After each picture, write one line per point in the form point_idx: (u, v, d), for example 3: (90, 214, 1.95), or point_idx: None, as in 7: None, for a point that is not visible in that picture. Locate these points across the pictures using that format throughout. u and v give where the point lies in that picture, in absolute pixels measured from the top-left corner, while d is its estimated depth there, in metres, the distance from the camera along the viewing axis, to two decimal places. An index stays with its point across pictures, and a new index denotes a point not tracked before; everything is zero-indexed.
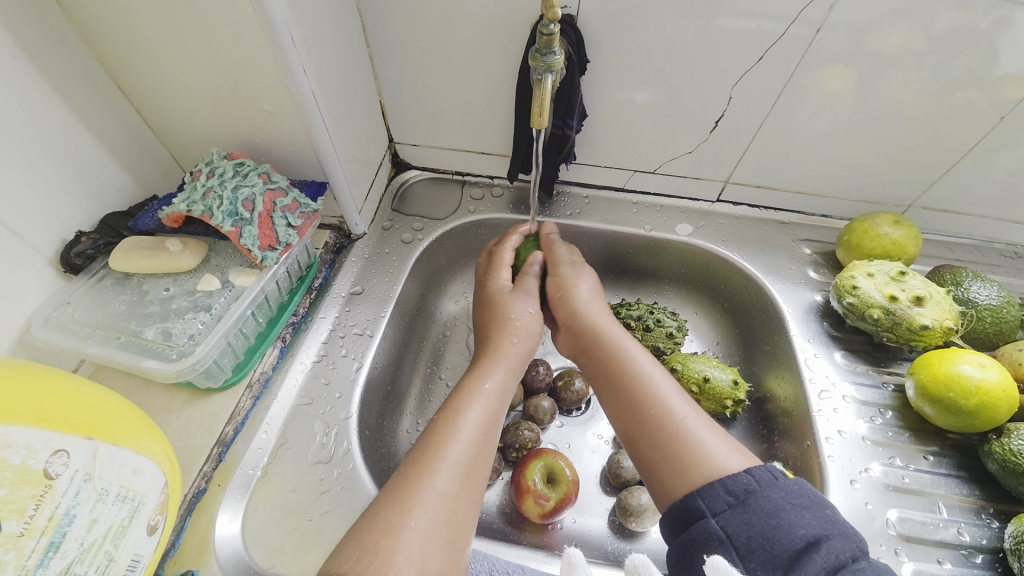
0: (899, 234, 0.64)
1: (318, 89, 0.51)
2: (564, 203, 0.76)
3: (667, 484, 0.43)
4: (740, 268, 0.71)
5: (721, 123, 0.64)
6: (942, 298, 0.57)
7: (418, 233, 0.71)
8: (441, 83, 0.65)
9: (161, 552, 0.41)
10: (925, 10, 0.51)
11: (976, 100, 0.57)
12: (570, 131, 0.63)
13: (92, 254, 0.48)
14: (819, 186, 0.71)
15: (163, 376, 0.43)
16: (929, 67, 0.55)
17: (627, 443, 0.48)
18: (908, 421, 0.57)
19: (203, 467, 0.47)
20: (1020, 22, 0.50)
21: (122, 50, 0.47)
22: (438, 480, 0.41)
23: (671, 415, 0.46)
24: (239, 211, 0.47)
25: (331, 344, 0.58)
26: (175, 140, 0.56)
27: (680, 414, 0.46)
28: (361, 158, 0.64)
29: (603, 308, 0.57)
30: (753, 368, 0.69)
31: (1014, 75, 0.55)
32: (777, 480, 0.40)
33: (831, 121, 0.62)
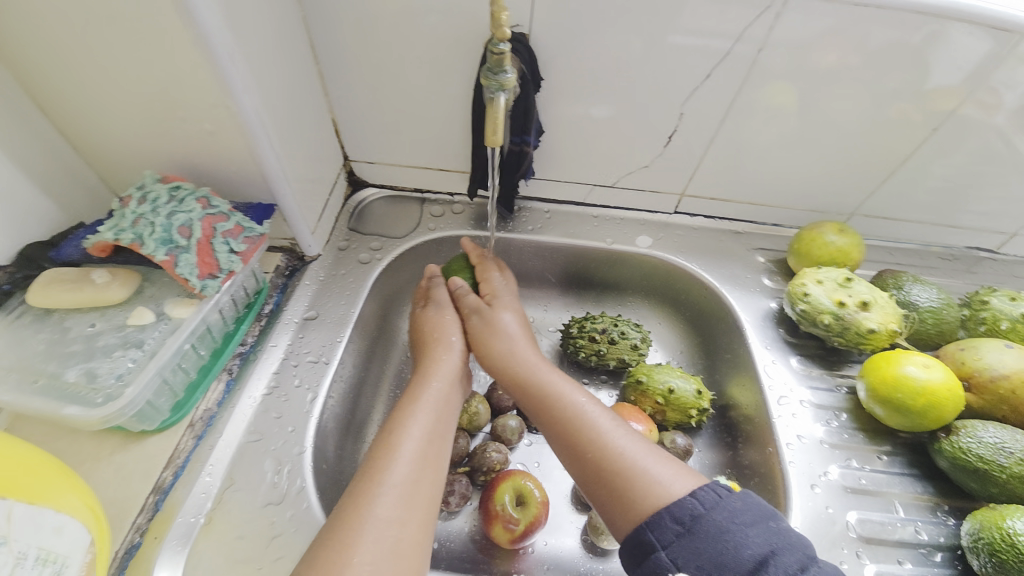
0: (844, 241, 0.67)
1: (263, 107, 0.49)
2: (526, 218, 0.76)
3: (618, 515, 0.43)
4: (698, 278, 0.72)
5: (675, 137, 0.66)
6: (886, 302, 0.60)
7: (376, 252, 0.69)
8: (395, 100, 0.63)
9: None
10: (857, 30, 0.54)
11: (907, 113, 0.61)
12: (527, 147, 0.63)
13: (9, 290, 0.44)
14: (770, 196, 0.73)
15: (87, 423, 0.39)
16: (866, 79, 0.58)
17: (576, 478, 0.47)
18: (862, 423, 0.59)
19: (137, 519, 0.43)
20: (952, 36, 0.54)
21: (41, 67, 0.44)
22: (381, 507, 0.39)
23: (612, 445, 0.46)
24: (174, 238, 0.44)
25: (283, 374, 0.55)
26: (106, 164, 0.52)
27: (621, 443, 0.46)
28: (312, 177, 0.62)
29: (532, 342, 0.57)
30: (715, 376, 0.70)
31: (946, 87, 0.58)
32: (720, 500, 0.40)
33: (777, 133, 0.65)
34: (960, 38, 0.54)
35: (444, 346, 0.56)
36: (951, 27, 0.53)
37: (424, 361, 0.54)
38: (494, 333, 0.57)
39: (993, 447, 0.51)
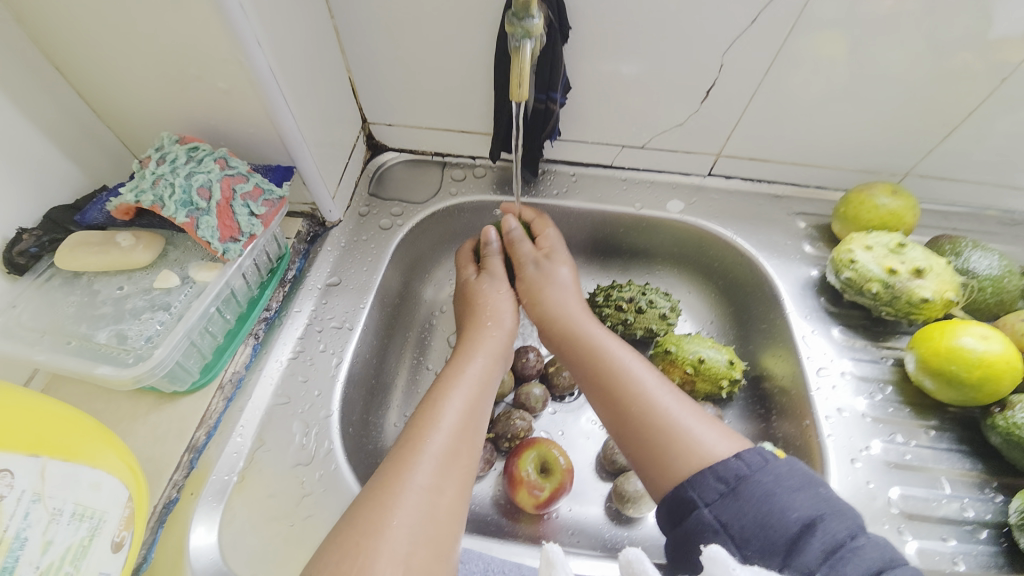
0: (897, 203, 0.61)
1: (276, 64, 0.47)
2: (550, 181, 0.73)
3: (656, 476, 0.42)
4: (734, 245, 0.68)
5: (712, 93, 0.61)
6: (943, 269, 0.55)
7: (398, 218, 0.68)
8: (413, 56, 0.60)
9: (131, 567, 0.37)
10: None
11: (976, 61, 0.54)
12: (554, 105, 0.60)
13: (37, 253, 0.44)
14: (814, 157, 0.68)
15: (120, 382, 0.40)
16: (929, 26, 0.52)
17: (614, 438, 0.46)
18: (908, 396, 0.56)
19: (174, 475, 0.44)
20: None
21: (53, 23, 0.42)
22: (420, 474, 0.38)
23: (655, 406, 0.44)
24: (194, 199, 0.43)
25: (308, 339, 0.55)
26: (125, 127, 0.52)
27: (664, 404, 0.44)
28: (330, 140, 0.60)
29: (578, 298, 0.56)
30: (749, 347, 0.67)
31: (1008, 39, 0.52)
32: (768, 462, 0.38)
33: (825, 88, 0.59)
34: None
35: (484, 308, 0.55)
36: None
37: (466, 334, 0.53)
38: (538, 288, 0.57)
39: None
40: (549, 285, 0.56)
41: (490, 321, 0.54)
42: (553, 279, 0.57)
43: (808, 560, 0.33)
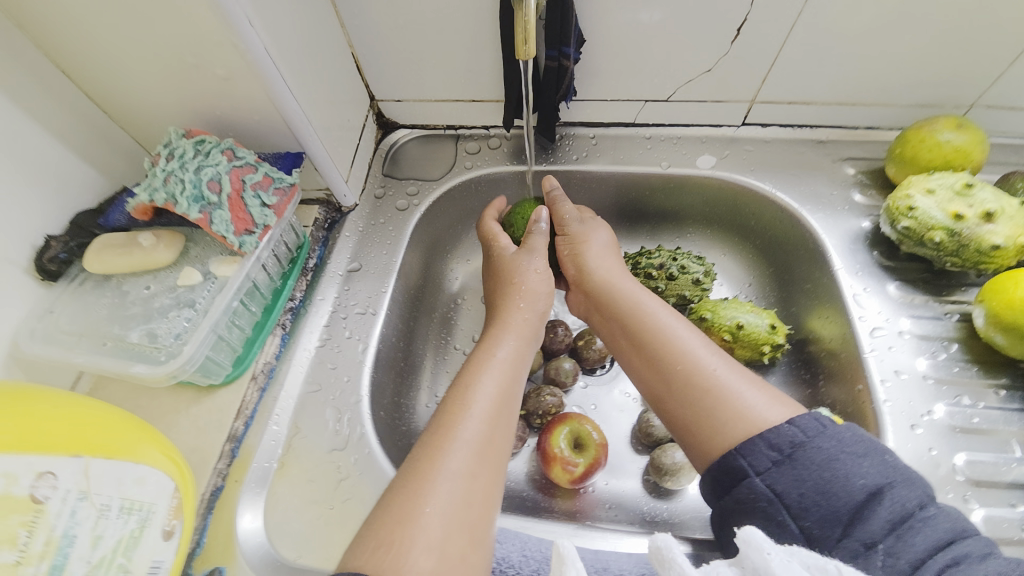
0: (962, 138, 0.54)
1: (272, 43, 0.45)
2: (569, 146, 0.68)
3: (701, 442, 0.38)
4: (773, 200, 0.63)
5: (744, 30, 0.54)
6: (1016, 211, 0.49)
7: (413, 198, 0.66)
8: (414, 23, 0.57)
9: (185, 552, 0.39)
10: None
11: None
12: (567, 62, 0.55)
13: (66, 258, 0.45)
14: (862, 94, 0.61)
15: (155, 380, 0.41)
16: None
17: (652, 406, 0.43)
18: (975, 354, 0.51)
19: (218, 464, 0.46)
20: None
21: (51, 23, 0.42)
22: (454, 461, 0.37)
23: (699, 369, 0.40)
24: (204, 194, 0.43)
25: (334, 327, 0.55)
26: (137, 125, 0.52)
27: (709, 366, 0.40)
28: (338, 121, 0.58)
29: (614, 264, 0.53)
30: (792, 309, 0.63)
31: None
32: (827, 427, 0.35)
33: (876, 12, 0.52)
34: None
35: (518, 283, 0.52)
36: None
37: (500, 313, 0.50)
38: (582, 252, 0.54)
39: None
40: (585, 247, 0.54)
41: (525, 305, 0.51)
42: (586, 247, 0.54)
43: (873, 531, 0.31)
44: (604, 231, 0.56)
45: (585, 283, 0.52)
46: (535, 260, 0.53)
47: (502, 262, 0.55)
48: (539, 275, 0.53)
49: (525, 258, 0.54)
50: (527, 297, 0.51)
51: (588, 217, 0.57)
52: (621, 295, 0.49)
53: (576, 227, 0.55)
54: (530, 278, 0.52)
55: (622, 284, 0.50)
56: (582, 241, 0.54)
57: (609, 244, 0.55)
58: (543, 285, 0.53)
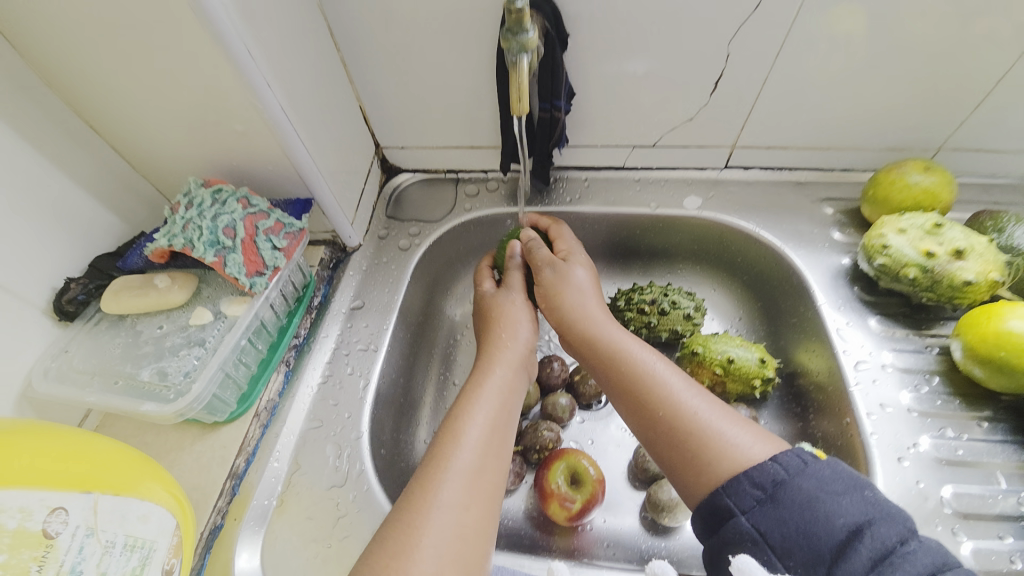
0: (930, 181, 0.58)
1: (287, 102, 0.49)
2: (563, 189, 0.72)
3: (690, 481, 0.39)
4: (756, 238, 0.66)
5: (721, 84, 0.59)
6: (985, 248, 0.52)
7: (415, 238, 0.69)
8: (418, 79, 0.62)
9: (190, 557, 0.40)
10: None
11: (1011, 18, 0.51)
12: (559, 113, 0.60)
13: (84, 299, 0.47)
14: (836, 140, 0.65)
15: (162, 418, 0.42)
16: None
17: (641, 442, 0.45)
18: (958, 387, 0.53)
19: (217, 502, 0.46)
20: None
21: (85, 87, 0.46)
22: (446, 493, 0.39)
23: (683, 411, 0.42)
24: (220, 239, 0.45)
25: (336, 363, 0.57)
26: (158, 175, 0.55)
27: (692, 409, 0.42)
28: (346, 168, 0.62)
29: (591, 298, 0.53)
30: (780, 342, 0.65)
31: None
32: (810, 464, 0.36)
33: (843, 65, 0.56)
34: None
35: (504, 328, 0.53)
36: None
37: (488, 346, 0.52)
38: (564, 284, 0.53)
39: None
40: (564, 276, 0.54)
41: (510, 344, 0.52)
42: (565, 288, 0.53)
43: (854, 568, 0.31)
44: (584, 262, 0.56)
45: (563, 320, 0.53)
46: (518, 297, 0.55)
47: (492, 301, 0.56)
48: (518, 306, 0.55)
49: (505, 294, 0.56)
50: (510, 331, 0.53)
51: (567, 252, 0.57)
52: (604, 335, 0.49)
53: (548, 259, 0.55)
54: (510, 310, 0.54)
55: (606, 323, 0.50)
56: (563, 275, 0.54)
57: (586, 275, 0.55)
58: (525, 317, 0.54)
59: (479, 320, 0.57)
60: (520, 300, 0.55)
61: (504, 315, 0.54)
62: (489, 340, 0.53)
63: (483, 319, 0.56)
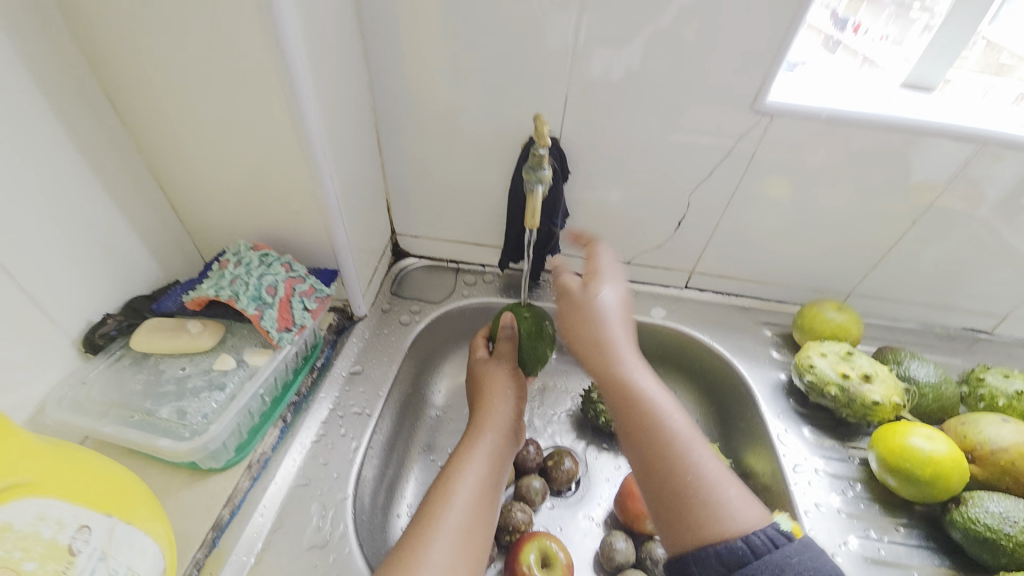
0: (843, 318, 0.73)
1: (341, 192, 0.59)
2: (550, 289, 0.83)
3: (680, 536, 0.44)
4: (710, 349, 0.78)
5: (683, 222, 0.75)
6: (887, 375, 0.65)
7: (416, 315, 0.76)
8: (442, 186, 0.74)
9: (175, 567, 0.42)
10: (844, 131, 0.63)
11: (902, 200, 0.69)
12: (555, 228, 0.73)
13: (114, 335, 0.52)
14: (772, 276, 0.81)
15: (176, 454, 0.46)
16: (850, 177, 0.67)
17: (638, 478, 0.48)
18: (877, 494, 0.62)
19: (196, 553, 0.47)
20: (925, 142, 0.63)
21: (171, 159, 0.55)
22: (435, 553, 0.42)
23: (691, 469, 0.46)
24: (262, 295, 0.53)
25: (331, 424, 0.60)
26: (203, 234, 0.62)
27: (700, 468, 0.46)
28: (368, 248, 0.71)
29: (624, 327, 0.54)
30: (731, 444, 0.73)
31: (926, 181, 0.66)
32: (777, 549, 0.40)
33: (776, 221, 0.73)
34: (935, 145, 0.63)
35: (494, 397, 0.58)
36: (931, 134, 0.61)
37: (479, 413, 0.57)
38: (592, 312, 0.55)
39: (999, 516, 0.53)
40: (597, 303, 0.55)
41: (500, 411, 0.57)
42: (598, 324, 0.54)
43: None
44: (618, 289, 0.57)
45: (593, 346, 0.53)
46: (507, 365, 0.61)
47: (485, 371, 0.61)
48: (510, 377, 0.60)
49: (495, 363, 0.61)
50: (501, 397, 0.58)
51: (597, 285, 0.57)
52: (627, 376, 0.51)
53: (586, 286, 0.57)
54: (501, 380, 0.59)
55: (629, 363, 0.52)
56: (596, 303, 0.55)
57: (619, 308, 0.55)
58: (515, 384, 0.60)
59: (472, 386, 0.62)
60: (508, 368, 0.60)
61: (494, 382, 0.59)
62: (490, 404, 0.57)
63: (475, 385, 0.61)
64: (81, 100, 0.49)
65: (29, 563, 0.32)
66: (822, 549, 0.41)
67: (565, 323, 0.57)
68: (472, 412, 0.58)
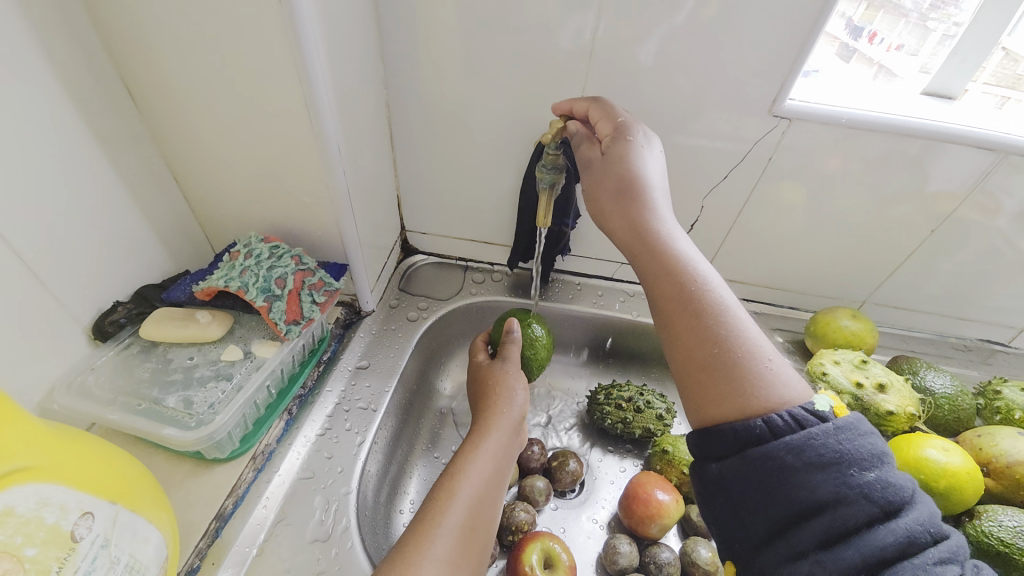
0: (857, 326, 0.72)
1: (353, 185, 0.58)
2: (559, 289, 0.83)
3: (712, 389, 0.40)
4: None
5: (696, 226, 0.73)
6: (902, 385, 0.64)
7: (423, 312, 0.76)
8: (453, 183, 0.74)
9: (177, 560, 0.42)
10: (859, 141, 0.62)
11: (917, 209, 0.67)
12: (565, 228, 0.72)
13: (124, 323, 0.52)
14: (785, 282, 0.79)
15: (181, 443, 0.45)
16: (868, 183, 0.66)
17: (647, 290, 0.47)
18: None
19: (199, 542, 0.47)
20: (943, 150, 0.61)
21: (184, 148, 0.55)
22: (437, 548, 0.42)
23: (729, 340, 0.41)
24: (271, 287, 0.53)
25: (335, 418, 0.60)
26: (214, 225, 0.63)
27: (740, 340, 0.41)
28: (377, 244, 0.71)
29: (658, 181, 0.51)
30: None
31: (943, 191, 0.65)
32: (802, 430, 0.36)
33: (790, 226, 0.72)
34: (954, 153, 0.61)
35: (500, 396, 0.57)
36: (955, 142, 0.60)
37: (485, 412, 0.55)
38: (625, 172, 0.50)
39: (1013, 531, 0.52)
40: (631, 165, 0.50)
41: (506, 411, 0.55)
42: (629, 161, 0.50)
43: (803, 538, 0.34)
44: (655, 159, 0.52)
45: (623, 224, 0.50)
46: (513, 368, 0.60)
47: (488, 372, 0.60)
48: (513, 377, 0.59)
49: (499, 364, 0.60)
50: (506, 397, 0.57)
51: (627, 135, 0.51)
52: (661, 237, 0.47)
53: (619, 151, 0.51)
54: (506, 380, 0.58)
55: (663, 220, 0.49)
56: (628, 164, 0.50)
57: (650, 150, 0.52)
58: (519, 385, 0.59)
59: (475, 386, 0.61)
60: (515, 371, 0.60)
61: (500, 383, 0.58)
62: (488, 400, 0.57)
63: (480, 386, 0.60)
64: (99, 89, 0.49)
65: (30, 549, 0.32)
66: (858, 431, 0.36)
67: (596, 176, 0.53)
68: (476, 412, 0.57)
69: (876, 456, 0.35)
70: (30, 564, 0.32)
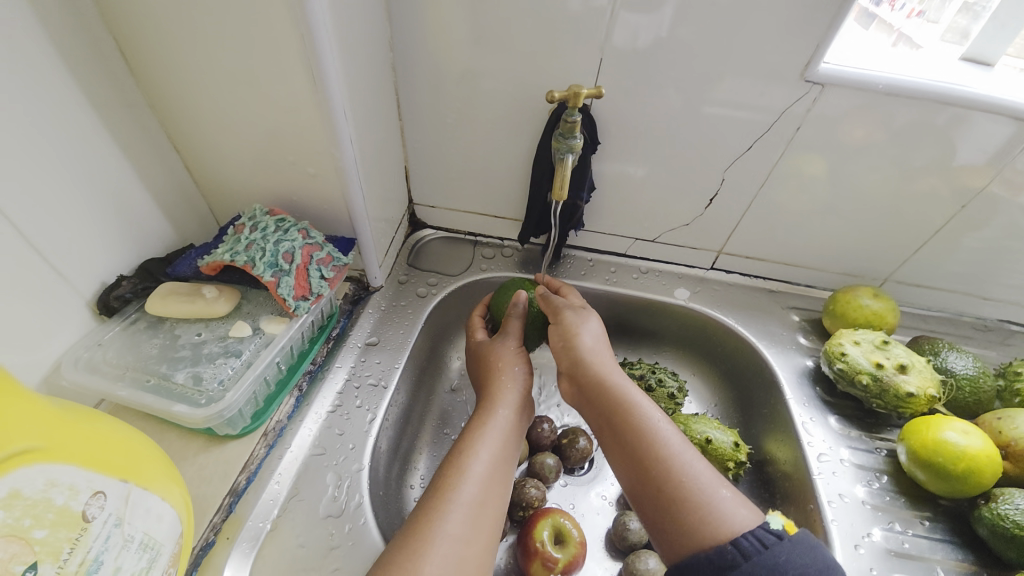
0: (879, 305, 0.69)
1: (359, 156, 0.56)
2: (571, 264, 0.81)
3: (675, 532, 0.44)
4: (735, 332, 0.76)
5: (715, 201, 0.71)
6: (923, 366, 0.62)
7: (432, 288, 0.74)
8: (462, 154, 0.71)
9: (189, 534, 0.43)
10: (891, 111, 0.58)
11: (942, 183, 0.64)
12: (580, 202, 0.70)
13: (129, 298, 0.51)
14: (803, 260, 0.77)
15: (192, 420, 0.45)
16: (897, 157, 0.62)
17: (611, 464, 0.51)
18: (903, 487, 0.60)
19: (214, 517, 0.47)
20: (974, 122, 0.58)
21: (183, 116, 0.53)
22: (450, 524, 0.42)
23: (678, 475, 0.45)
24: (279, 262, 0.51)
25: (346, 395, 0.59)
26: (217, 197, 0.61)
27: (688, 472, 0.46)
28: (385, 217, 0.69)
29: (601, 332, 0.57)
30: (752, 430, 0.72)
31: (972, 166, 0.62)
32: (767, 549, 0.40)
33: (810, 202, 0.69)
34: (989, 124, 0.58)
35: (504, 373, 0.55)
36: (997, 112, 0.56)
37: (489, 386, 0.55)
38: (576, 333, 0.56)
39: None
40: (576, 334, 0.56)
41: (511, 386, 0.55)
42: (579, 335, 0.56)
43: None
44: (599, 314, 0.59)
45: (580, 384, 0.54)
46: (512, 344, 0.58)
47: (490, 348, 0.59)
48: (515, 351, 0.58)
49: (500, 338, 0.59)
50: (510, 373, 0.56)
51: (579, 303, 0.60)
52: (611, 400, 0.52)
53: (570, 317, 0.58)
54: (507, 354, 0.57)
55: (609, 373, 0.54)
56: (574, 331, 0.57)
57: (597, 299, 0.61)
58: (521, 360, 0.57)
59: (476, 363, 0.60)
60: (517, 346, 0.58)
61: (503, 359, 0.57)
62: (491, 377, 0.56)
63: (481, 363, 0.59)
64: (92, 51, 0.46)
65: (40, 531, 0.32)
66: (809, 544, 0.41)
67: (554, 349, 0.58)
68: (479, 390, 0.57)
69: (829, 567, 0.40)
70: (39, 546, 0.31)
